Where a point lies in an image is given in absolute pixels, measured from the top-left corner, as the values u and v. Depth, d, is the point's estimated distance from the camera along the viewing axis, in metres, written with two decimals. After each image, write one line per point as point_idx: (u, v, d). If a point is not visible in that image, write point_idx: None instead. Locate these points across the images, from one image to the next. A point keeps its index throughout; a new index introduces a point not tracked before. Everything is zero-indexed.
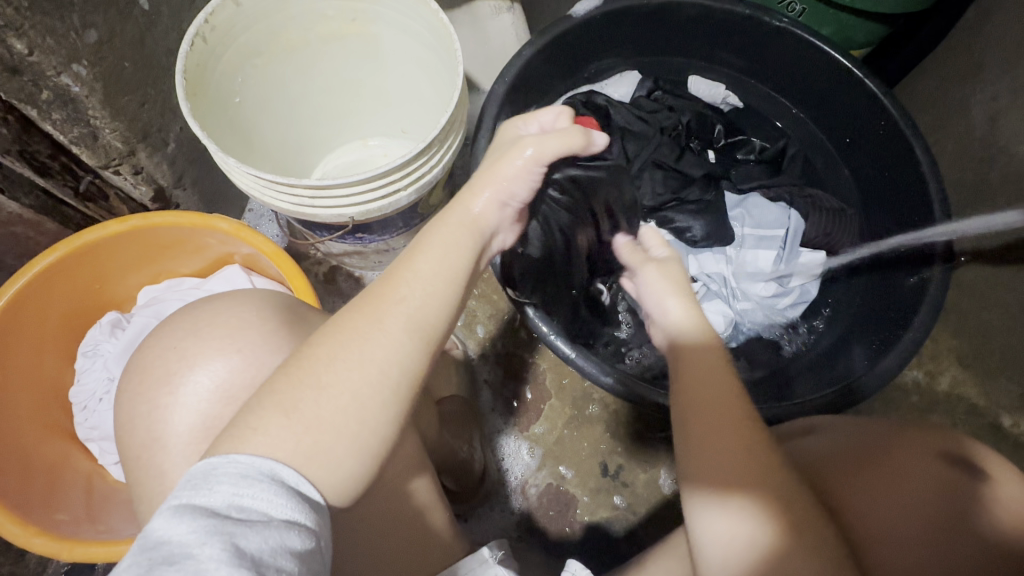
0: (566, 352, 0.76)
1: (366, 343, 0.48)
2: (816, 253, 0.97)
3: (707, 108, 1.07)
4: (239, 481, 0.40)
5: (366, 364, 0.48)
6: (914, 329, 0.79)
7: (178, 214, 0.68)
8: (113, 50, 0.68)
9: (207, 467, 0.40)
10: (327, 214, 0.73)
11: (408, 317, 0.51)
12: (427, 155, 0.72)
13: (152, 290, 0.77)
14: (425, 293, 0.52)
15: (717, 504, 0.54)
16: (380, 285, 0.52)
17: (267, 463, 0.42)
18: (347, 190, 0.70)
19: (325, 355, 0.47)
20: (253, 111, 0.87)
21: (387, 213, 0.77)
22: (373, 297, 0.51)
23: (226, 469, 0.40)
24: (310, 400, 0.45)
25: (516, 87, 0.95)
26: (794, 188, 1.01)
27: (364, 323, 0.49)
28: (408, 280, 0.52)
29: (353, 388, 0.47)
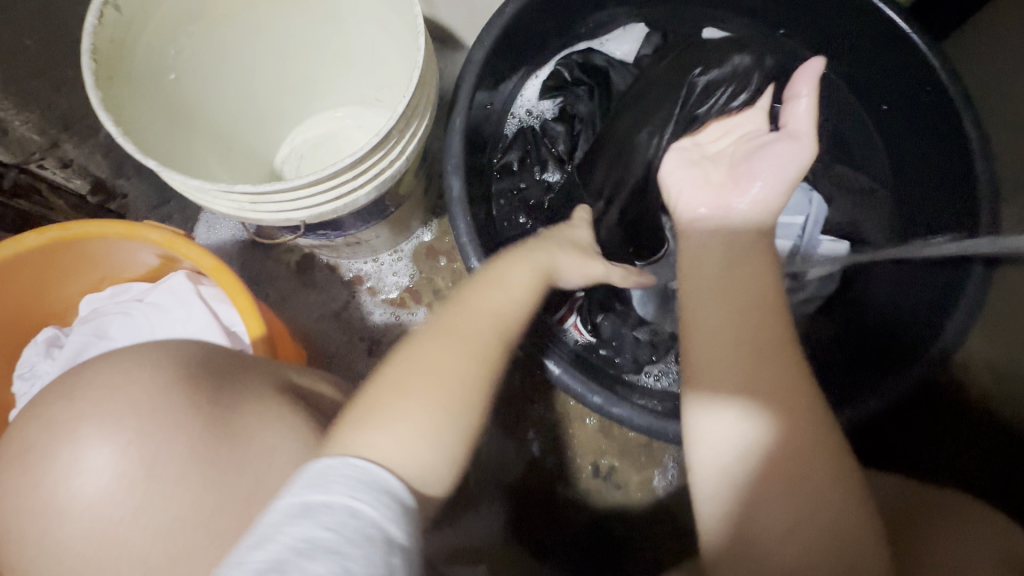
0: (552, 369, 0.69)
1: (468, 326, 0.60)
2: (841, 242, 0.88)
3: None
4: (355, 489, 0.44)
5: (463, 362, 0.57)
6: (932, 349, 0.70)
7: (105, 222, 0.59)
8: (8, 28, 0.58)
9: (324, 467, 0.45)
10: (273, 219, 0.64)
11: (495, 322, 0.62)
12: (385, 148, 0.62)
13: (95, 300, 0.69)
14: (512, 305, 0.63)
15: (724, 402, 0.50)
16: (470, 300, 0.62)
17: (381, 480, 0.46)
18: (291, 195, 0.61)
19: (431, 354, 0.57)
20: (196, 88, 0.75)
21: (345, 212, 0.68)
22: (461, 306, 0.63)
23: (342, 472, 0.45)
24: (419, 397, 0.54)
25: (498, 52, 0.82)
26: (818, 166, 0.91)
27: (473, 331, 0.59)
28: (500, 291, 0.64)
29: (449, 383, 0.56)
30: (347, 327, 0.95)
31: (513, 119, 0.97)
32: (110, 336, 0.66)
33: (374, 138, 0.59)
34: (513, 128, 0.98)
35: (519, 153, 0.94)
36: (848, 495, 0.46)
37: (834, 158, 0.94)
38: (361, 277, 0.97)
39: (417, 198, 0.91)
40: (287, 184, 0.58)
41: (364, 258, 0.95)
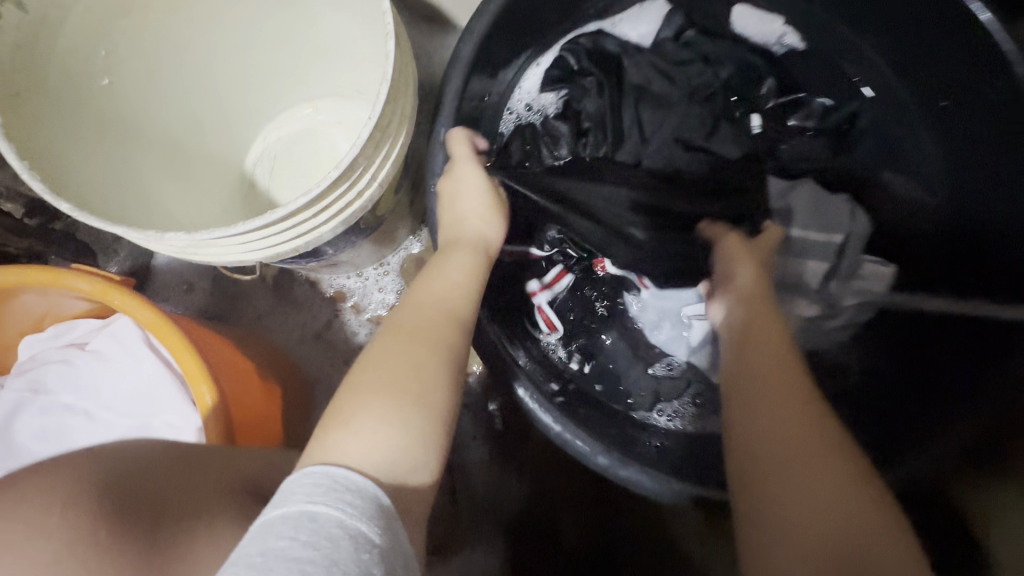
0: (548, 425, 0.63)
1: (441, 295, 0.60)
2: (884, 266, 0.77)
3: (752, 52, 0.81)
4: (312, 491, 0.41)
5: (420, 350, 0.54)
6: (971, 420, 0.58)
7: (25, 268, 0.52)
8: None
9: (285, 483, 0.43)
10: (225, 259, 0.55)
11: (447, 312, 0.59)
12: (350, 179, 0.53)
13: (34, 342, 0.61)
14: (462, 293, 0.61)
15: (731, 387, 0.59)
16: (412, 302, 0.59)
17: (353, 479, 0.43)
18: (240, 237, 0.51)
19: (393, 342, 0.55)
20: (137, 92, 0.66)
21: (309, 248, 0.59)
22: (406, 314, 0.57)
23: (301, 481, 0.42)
24: (374, 393, 0.50)
25: (489, 44, 0.70)
26: (862, 171, 0.80)
27: (425, 332, 0.56)
28: (443, 279, 0.61)
29: (411, 378, 0.52)
30: (329, 349, 0.87)
31: (510, 115, 0.84)
32: (49, 390, 0.58)
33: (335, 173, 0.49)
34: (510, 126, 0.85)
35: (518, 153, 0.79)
36: (870, 514, 0.46)
37: (881, 161, 0.81)
38: (344, 294, 0.88)
39: (402, 209, 0.81)
40: (229, 229, 0.49)
41: (346, 274, 0.86)
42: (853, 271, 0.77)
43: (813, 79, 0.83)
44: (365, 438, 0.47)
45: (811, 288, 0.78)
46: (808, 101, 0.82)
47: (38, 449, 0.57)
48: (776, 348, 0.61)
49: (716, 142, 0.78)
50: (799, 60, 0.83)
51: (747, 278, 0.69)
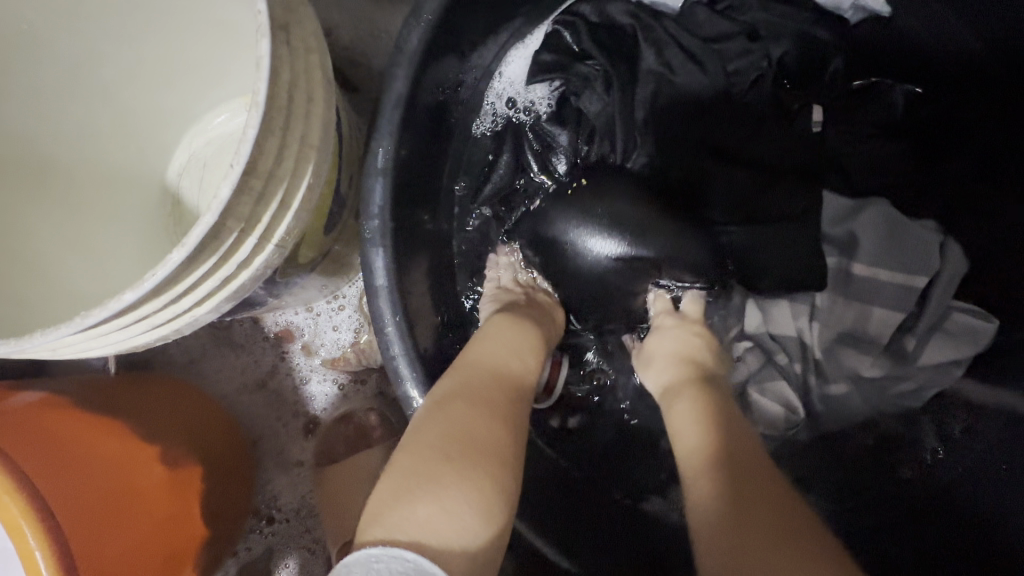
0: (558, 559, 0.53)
1: (504, 363, 0.48)
2: (985, 324, 0.56)
3: (817, 23, 0.60)
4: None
5: (496, 419, 0.43)
6: None
7: None
8: None
9: (369, 556, 0.32)
10: (69, 352, 0.39)
11: (512, 385, 0.47)
12: (210, 257, 0.35)
13: None
14: (525, 365, 0.50)
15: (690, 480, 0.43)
16: (480, 356, 0.48)
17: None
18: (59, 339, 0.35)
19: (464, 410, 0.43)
20: None
21: (189, 331, 0.43)
22: (476, 365, 0.47)
23: (390, 565, 0.32)
24: (442, 456, 0.39)
25: (446, 32, 0.50)
26: (955, 185, 0.59)
27: (493, 393, 0.45)
28: (504, 353, 0.49)
29: (486, 446, 0.41)
30: (275, 399, 0.73)
31: (486, 113, 0.63)
32: None
33: (177, 256, 0.32)
34: (483, 130, 0.63)
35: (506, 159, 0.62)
36: None
37: (988, 174, 0.58)
38: (292, 332, 0.73)
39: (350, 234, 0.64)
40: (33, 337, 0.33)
41: (292, 308, 0.70)
42: (936, 324, 0.57)
43: (898, 54, 0.60)
44: (427, 526, 0.35)
45: (880, 345, 0.58)
46: (887, 90, 0.59)
47: None
48: (735, 455, 0.43)
49: (761, 151, 0.58)
50: (881, 33, 0.60)
51: (679, 371, 0.52)
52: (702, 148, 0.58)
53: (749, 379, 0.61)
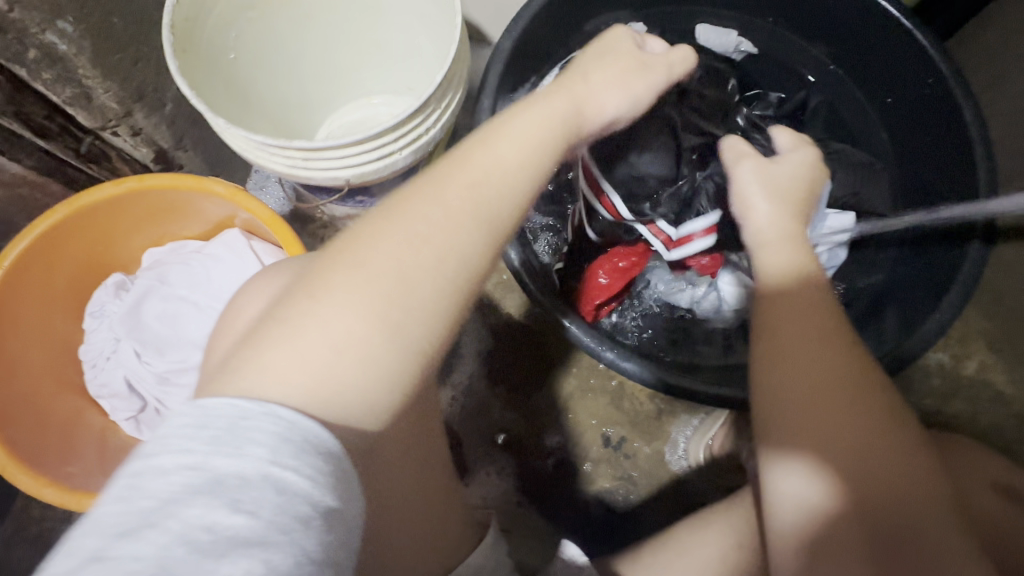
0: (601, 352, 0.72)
1: (482, 179, 0.49)
2: (846, 213, 0.89)
3: (717, 59, 0.99)
4: (276, 446, 0.37)
5: (422, 248, 0.46)
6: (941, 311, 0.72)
7: (173, 175, 0.66)
8: (100, 5, 0.65)
9: (233, 413, 0.38)
10: (324, 177, 0.73)
11: (476, 203, 0.48)
12: (424, 115, 0.70)
13: (157, 252, 0.76)
14: (500, 184, 0.50)
15: (800, 467, 0.52)
16: (457, 159, 0.50)
17: (320, 433, 0.40)
18: (342, 152, 0.69)
19: (406, 223, 0.47)
20: (251, 68, 0.84)
21: (384, 174, 0.76)
22: (439, 177, 0.49)
23: (258, 422, 0.38)
24: (354, 275, 0.45)
25: (525, 42, 0.88)
26: (819, 142, 0.97)
27: (435, 214, 0.47)
28: (483, 157, 0.50)
29: (402, 268, 0.45)
30: None
31: None
32: (170, 284, 0.73)
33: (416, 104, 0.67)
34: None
35: None
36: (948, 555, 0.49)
37: (832, 138, 1.00)
38: None
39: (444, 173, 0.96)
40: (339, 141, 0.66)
41: None
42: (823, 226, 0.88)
43: (768, 80, 1.02)
44: (311, 351, 0.43)
45: None
46: (764, 95, 1.01)
47: (159, 327, 0.71)
48: (839, 418, 0.52)
49: None
50: (755, 63, 1.03)
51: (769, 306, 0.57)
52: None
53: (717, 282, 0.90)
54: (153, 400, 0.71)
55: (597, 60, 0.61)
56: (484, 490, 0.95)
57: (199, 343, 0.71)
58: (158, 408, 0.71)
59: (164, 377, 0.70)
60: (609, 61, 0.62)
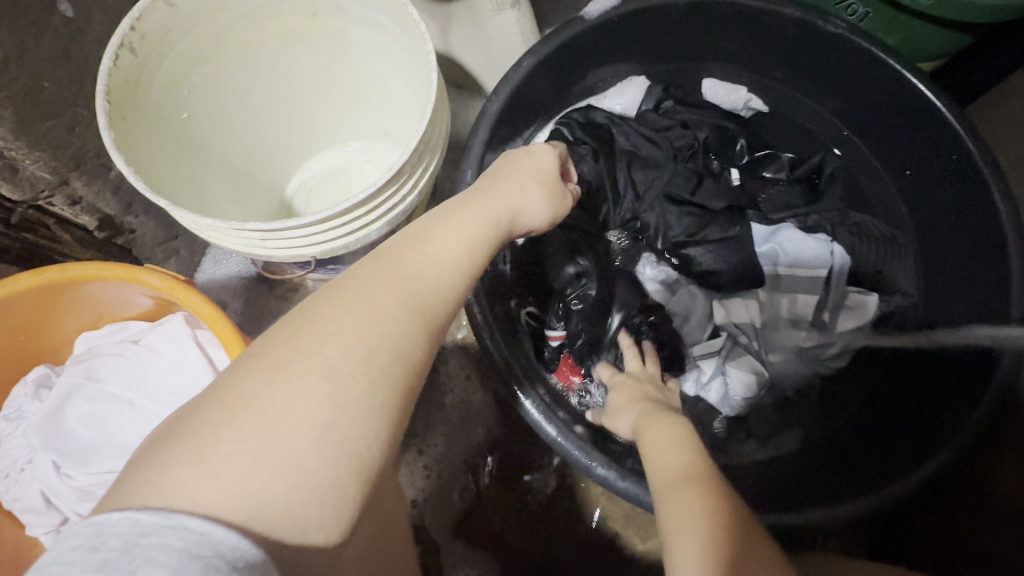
0: (590, 466, 0.64)
1: (415, 274, 0.44)
2: (867, 294, 0.83)
3: (726, 119, 0.93)
4: (181, 567, 0.27)
5: (350, 339, 0.38)
6: (972, 423, 0.64)
7: (103, 264, 0.58)
8: (26, 69, 0.57)
9: (132, 528, 0.28)
10: (284, 255, 0.61)
11: (413, 297, 0.42)
12: (400, 182, 0.60)
13: (91, 339, 0.67)
14: (440, 278, 0.45)
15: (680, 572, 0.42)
16: (394, 251, 0.45)
17: (242, 545, 0.30)
18: (304, 230, 0.58)
19: (332, 317, 0.39)
20: (207, 125, 0.75)
21: (356, 247, 0.65)
22: (376, 268, 0.43)
23: (163, 539, 0.28)
24: (278, 374, 0.36)
25: (515, 102, 0.81)
26: (836, 215, 0.88)
27: (373, 308, 0.40)
28: (418, 250, 0.46)
29: (333, 365, 0.37)
30: None
31: None
32: (102, 379, 0.64)
33: (388, 175, 0.57)
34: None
35: None
36: None
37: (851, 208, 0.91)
38: None
39: None
40: (298, 220, 0.56)
41: None
42: (839, 302, 0.83)
43: (777, 141, 0.95)
44: (223, 463, 0.32)
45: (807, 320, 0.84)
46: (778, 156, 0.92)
47: (85, 432, 0.62)
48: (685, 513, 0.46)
49: (702, 197, 0.85)
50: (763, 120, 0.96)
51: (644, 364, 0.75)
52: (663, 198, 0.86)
53: (723, 359, 0.85)
54: (73, 516, 0.61)
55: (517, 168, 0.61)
56: None
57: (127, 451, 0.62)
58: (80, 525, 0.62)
59: (87, 492, 0.61)
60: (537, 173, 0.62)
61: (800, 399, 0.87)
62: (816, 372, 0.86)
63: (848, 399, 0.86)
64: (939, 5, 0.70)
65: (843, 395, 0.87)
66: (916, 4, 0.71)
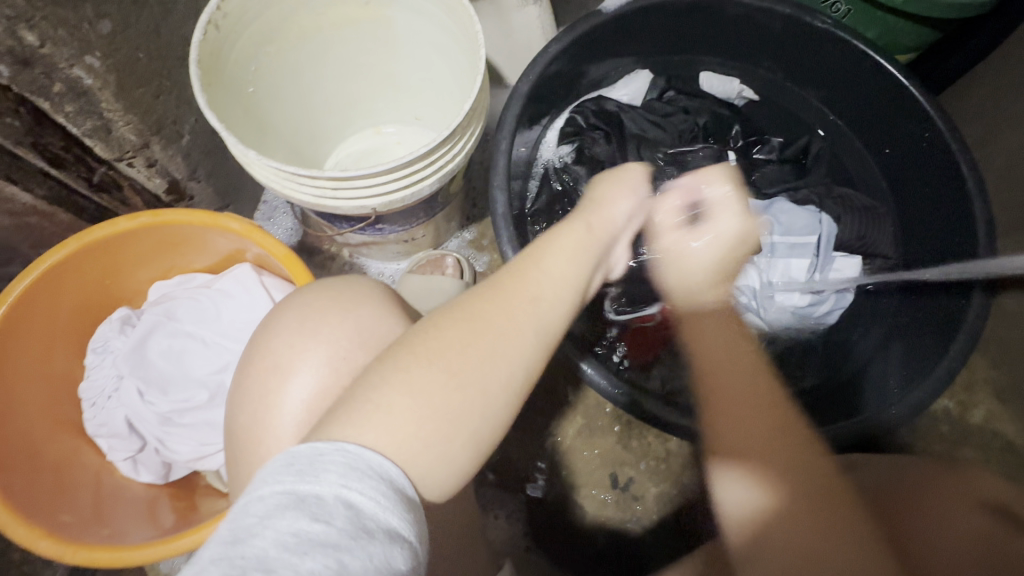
0: (619, 396, 0.72)
1: (535, 302, 0.49)
2: (851, 257, 0.94)
3: (723, 107, 1.04)
4: (347, 473, 0.36)
5: (477, 358, 0.45)
6: (952, 354, 0.74)
7: (190, 211, 0.65)
8: (127, 41, 0.65)
9: (312, 451, 0.37)
10: (349, 206, 0.70)
11: (533, 323, 0.48)
12: (451, 143, 0.69)
13: (164, 286, 0.74)
14: (557, 298, 0.50)
15: (742, 478, 0.56)
16: (518, 272, 0.51)
17: (385, 465, 0.39)
18: (369, 181, 0.67)
19: (467, 339, 0.45)
20: (268, 100, 0.84)
21: (409, 202, 0.74)
22: (504, 290, 0.49)
23: (333, 457, 0.37)
24: (414, 360, 0.44)
25: (540, 85, 0.90)
26: (823, 188, 0.99)
27: (495, 317, 0.47)
28: (540, 279, 0.50)
29: (457, 361, 0.44)
30: None
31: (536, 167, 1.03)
32: (179, 319, 0.71)
33: (444, 133, 0.66)
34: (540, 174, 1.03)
35: (547, 199, 1.01)
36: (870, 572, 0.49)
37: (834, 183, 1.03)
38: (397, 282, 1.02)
39: (458, 203, 0.97)
40: (367, 170, 0.64)
41: (402, 263, 1.01)
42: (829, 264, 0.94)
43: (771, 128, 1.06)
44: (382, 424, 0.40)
45: (800, 281, 0.94)
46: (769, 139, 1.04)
47: (165, 364, 0.70)
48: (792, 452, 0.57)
49: (706, 173, 0.96)
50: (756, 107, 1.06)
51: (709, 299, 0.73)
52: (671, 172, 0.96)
53: None
54: (153, 440, 0.70)
55: (611, 190, 0.62)
56: (491, 534, 0.92)
57: (201, 383, 0.70)
58: (158, 448, 0.70)
59: (167, 417, 0.69)
60: (631, 189, 0.63)
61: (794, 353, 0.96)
62: (809, 328, 0.97)
63: (838, 350, 0.96)
64: (910, 1, 0.81)
65: (834, 348, 0.96)
66: (891, 2, 0.83)
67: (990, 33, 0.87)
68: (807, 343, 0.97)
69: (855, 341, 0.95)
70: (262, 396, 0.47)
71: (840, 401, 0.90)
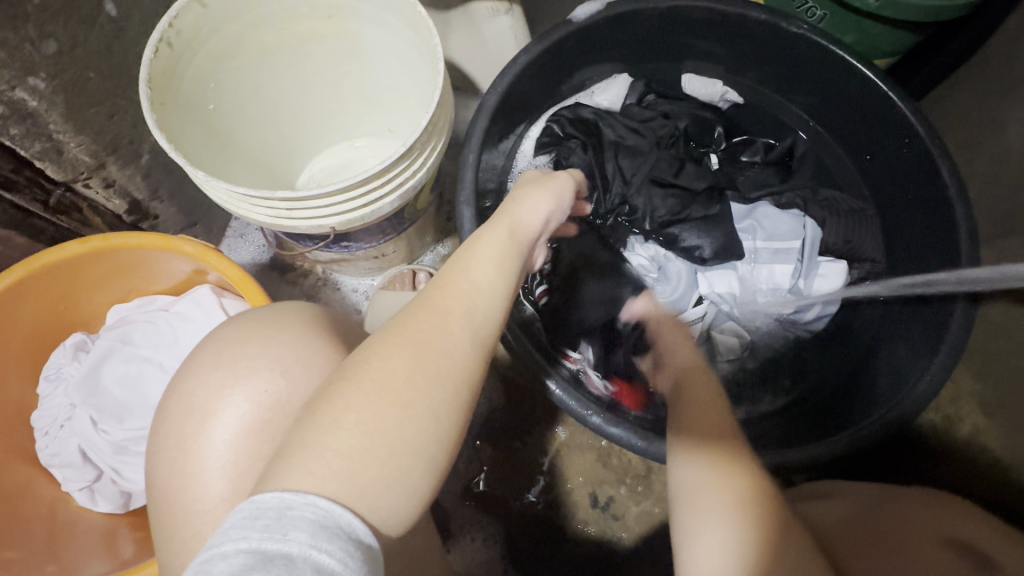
0: (588, 416, 0.70)
1: (469, 314, 0.48)
2: (837, 263, 0.91)
3: (704, 109, 1.01)
4: (318, 532, 0.35)
5: (418, 381, 0.43)
6: (934, 370, 0.71)
7: (142, 234, 0.64)
8: (75, 61, 0.64)
9: (280, 504, 0.35)
10: (306, 225, 0.68)
11: (473, 337, 0.47)
12: (411, 159, 0.67)
13: (122, 309, 0.73)
14: (490, 308, 0.50)
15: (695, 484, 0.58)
16: (449, 285, 0.49)
17: (353, 519, 0.37)
18: (325, 200, 0.65)
19: (403, 363, 0.43)
20: (230, 117, 0.82)
21: (371, 220, 0.72)
22: (434, 306, 0.48)
23: (302, 513, 0.35)
24: (360, 397, 0.41)
25: (510, 96, 0.88)
26: (807, 191, 0.97)
27: (433, 337, 0.46)
28: (470, 291, 0.49)
29: (404, 391, 0.42)
30: None
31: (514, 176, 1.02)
32: (135, 344, 0.70)
33: (401, 148, 0.64)
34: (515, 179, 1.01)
35: None
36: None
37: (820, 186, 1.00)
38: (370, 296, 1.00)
39: (430, 217, 0.95)
40: (322, 189, 0.62)
41: (376, 277, 0.99)
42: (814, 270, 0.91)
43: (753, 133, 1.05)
44: (330, 469, 0.38)
45: (784, 289, 0.91)
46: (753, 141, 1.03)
47: (120, 391, 0.68)
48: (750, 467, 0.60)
49: (687, 179, 0.93)
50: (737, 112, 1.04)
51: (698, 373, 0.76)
52: (649, 180, 0.94)
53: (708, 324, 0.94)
54: (108, 469, 0.67)
55: (532, 193, 0.60)
56: (468, 555, 0.90)
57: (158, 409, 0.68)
58: (115, 478, 0.67)
59: (122, 446, 0.67)
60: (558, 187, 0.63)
61: (778, 365, 0.94)
62: (795, 334, 0.95)
63: (822, 360, 0.94)
64: (885, 6, 0.79)
65: (818, 359, 0.94)
66: (865, 6, 0.81)
67: (970, 36, 0.84)
68: (789, 354, 0.94)
69: (839, 351, 0.93)
70: (196, 432, 0.44)
71: (823, 414, 0.87)
